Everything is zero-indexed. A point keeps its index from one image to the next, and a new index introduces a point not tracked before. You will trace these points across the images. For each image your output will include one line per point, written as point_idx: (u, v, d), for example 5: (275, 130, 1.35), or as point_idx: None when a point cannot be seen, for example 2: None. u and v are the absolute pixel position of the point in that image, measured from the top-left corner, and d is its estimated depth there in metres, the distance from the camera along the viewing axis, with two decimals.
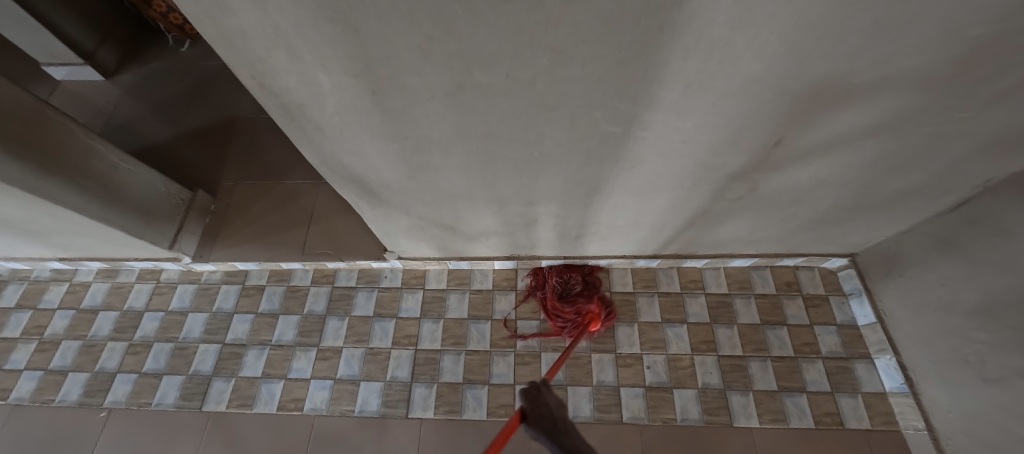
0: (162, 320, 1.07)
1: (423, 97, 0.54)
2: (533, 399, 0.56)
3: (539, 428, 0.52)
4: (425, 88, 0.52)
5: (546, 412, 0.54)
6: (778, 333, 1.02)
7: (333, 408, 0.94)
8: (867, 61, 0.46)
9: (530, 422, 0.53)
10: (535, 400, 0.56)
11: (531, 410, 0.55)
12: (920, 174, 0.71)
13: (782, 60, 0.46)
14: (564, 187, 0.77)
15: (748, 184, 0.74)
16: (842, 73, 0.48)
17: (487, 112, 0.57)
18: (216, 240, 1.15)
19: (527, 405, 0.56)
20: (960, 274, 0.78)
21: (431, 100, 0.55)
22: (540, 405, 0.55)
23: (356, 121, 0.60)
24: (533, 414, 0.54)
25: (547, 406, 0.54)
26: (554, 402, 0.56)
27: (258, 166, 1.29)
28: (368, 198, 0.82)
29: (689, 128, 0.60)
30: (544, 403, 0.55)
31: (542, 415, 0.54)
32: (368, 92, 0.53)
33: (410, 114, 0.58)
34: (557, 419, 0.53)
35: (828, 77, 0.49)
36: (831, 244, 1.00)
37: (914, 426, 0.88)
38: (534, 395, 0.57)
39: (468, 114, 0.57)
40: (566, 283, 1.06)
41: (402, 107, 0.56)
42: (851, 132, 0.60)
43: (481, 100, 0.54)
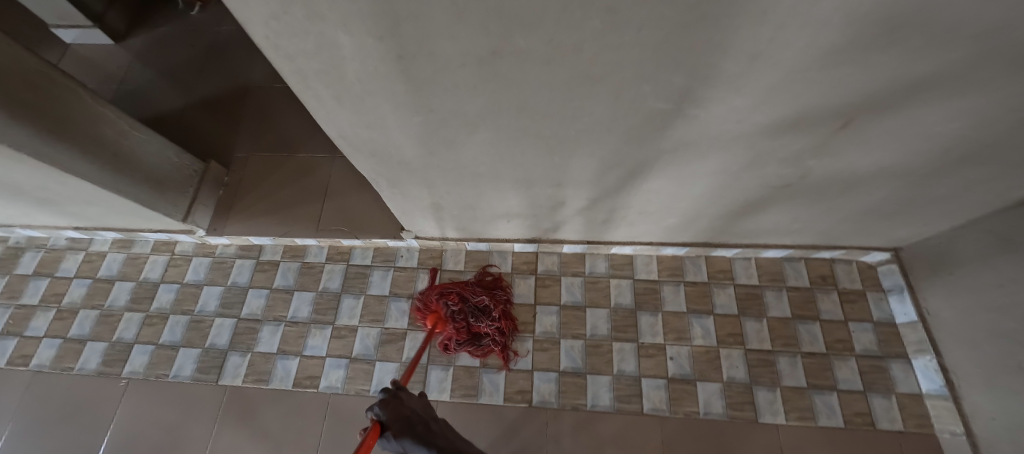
0: (178, 292, 1.06)
1: (453, 64, 0.48)
2: (394, 406, 0.59)
3: (407, 433, 0.57)
4: (457, 53, 0.46)
5: (411, 416, 0.59)
6: (810, 328, 0.97)
7: (349, 387, 0.93)
8: (976, 36, 0.38)
9: (394, 428, 0.57)
10: (396, 405, 0.59)
11: (393, 416, 0.58)
12: (993, 167, 0.63)
13: (875, 34, 0.39)
14: (598, 167, 0.71)
15: (800, 170, 0.68)
16: (943, 49, 0.40)
17: (523, 81, 0.51)
18: (229, 214, 1.12)
19: (387, 413, 0.58)
20: (1018, 274, 0.72)
21: (463, 68, 0.49)
22: (403, 411, 0.59)
23: (378, 90, 0.55)
24: (394, 423, 0.57)
25: (410, 410, 0.59)
26: (416, 403, 0.61)
27: (271, 137, 1.25)
28: (388, 174, 0.77)
29: (748, 107, 0.54)
30: (408, 409, 0.59)
31: (407, 418, 0.58)
32: (392, 57, 0.48)
33: (437, 82, 0.52)
34: (426, 421, 0.59)
35: (922, 53, 0.41)
36: (875, 237, 0.94)
37: (952, 430, 0.84)
38: (394, 402, 0.60)
39: (501, 83, 0.52)
40: (488, 306, 0.94)
41: (429, 75, 0.51)
42: (930, 118, 0.53)
43: (518, 68, 0.49)
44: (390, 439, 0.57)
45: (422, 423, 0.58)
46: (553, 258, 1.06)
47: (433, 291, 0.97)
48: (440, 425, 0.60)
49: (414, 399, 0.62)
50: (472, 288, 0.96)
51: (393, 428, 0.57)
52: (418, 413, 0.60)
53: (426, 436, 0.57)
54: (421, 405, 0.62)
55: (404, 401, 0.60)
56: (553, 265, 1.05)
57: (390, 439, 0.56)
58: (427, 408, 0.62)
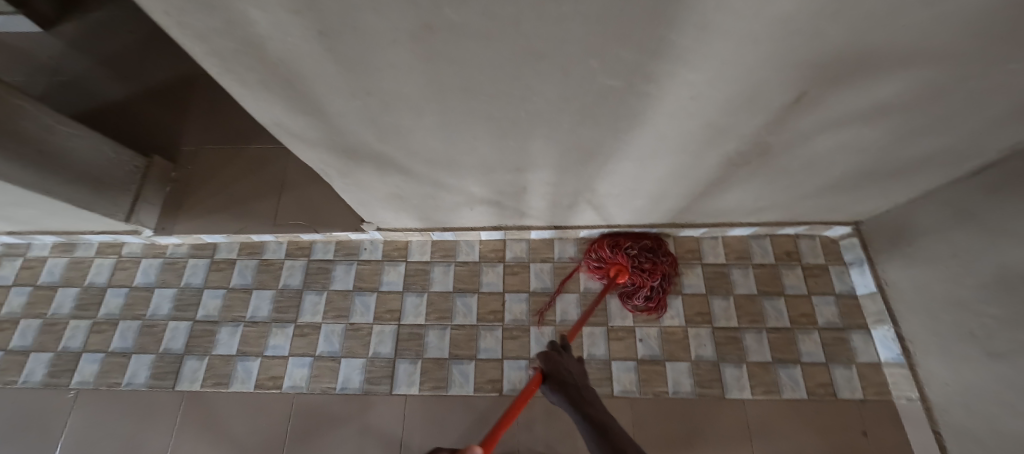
0: (127, 296, 1.00)
1: (381, 42, 0.44)
2: (555, 362, 0.69)
3: (563, 390, 0.67)
4: (382, 29, 0.41)
5: (565, 377, 0.68)
6: (775, 304, 0.98)
7: (314, 386, 0.91)
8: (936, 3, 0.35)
9: (553, 381, 0.68)
10: (556, 364, 0.69)
11: (552, 371, 0.68)
12: (947, 139, 0.63)
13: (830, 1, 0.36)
14: (555, 150, 0.68)
15: (760, 147, 0.66)
16: (901, 19, 0.38)
17: (461, 60, 0.47)
18: (178, 211, 1.05)
19: (548, 366, 0.69)
20: (973, 244, 0.73)
21: (394, 46, 0.44)
22: (561, 369, 0.69)
23: (304, 72, 0.49)
24: (552, 377, 0.68)
25: (569, 374, 0.68)
26: (574, 368, 0.70)
27: (219, 127, 1.17)
28: (334, 164, 0.73)
29: (700, 82, 0.51)
30: (567, 372, 0.69)
31: (562, 378, 0.68)
32: (312, 35, 0.43)
33: (367, 62, 0.48)
34: (578, 385, 0.68)
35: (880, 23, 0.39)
36: (837, 212, 0.95)
37: (907, 396, 0.87)
38: (556, 359, 0.70)
39: (438, 63, 0.47)
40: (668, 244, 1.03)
41: (358, 54, 0.46)
42: (885, 92, 0.51)
43: (453, 46, 0.44)
44: (550, 388, 0.68)
45: (574, 387, 0.67)
46: (522, 245, 1.04)
47: (604, 248, 0.98)
48: (591, 395, 0.67)
49: (573, 363, 0.70)
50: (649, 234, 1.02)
51: (552, 379, 0.68)
52: (573, 377, 0.69)
53: (577, 401, 0.66)
54: (579, 370, 0.70)
55: (562, 361, 0.70)
56: (522, 252, 1.03)
57: (549, 389, 0.67)
58: (582, 374, 0.70)
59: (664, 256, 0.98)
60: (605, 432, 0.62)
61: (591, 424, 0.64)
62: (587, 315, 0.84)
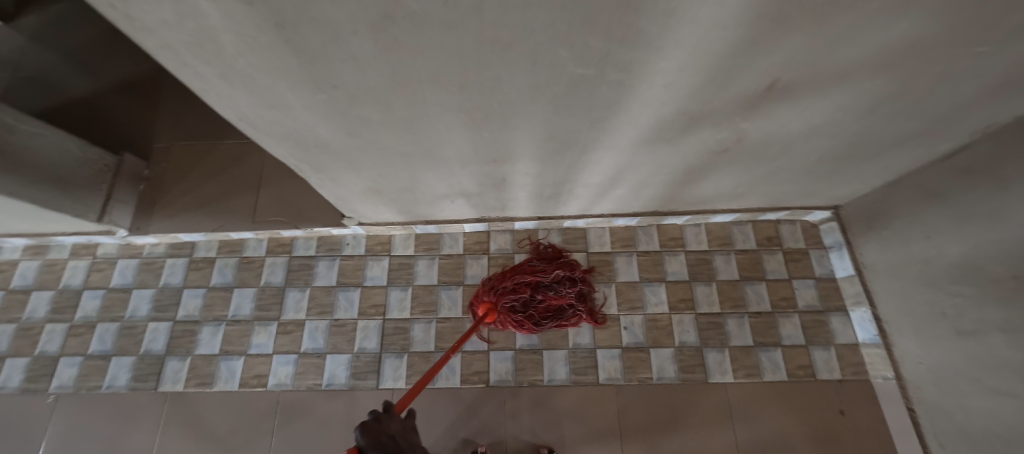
0: (104, 298, 0.98)
1: (340, 34, 0.42)
2: (375, 433, 0.51)
3: None
4: (338, 22, 0.40)
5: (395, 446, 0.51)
6: (757, 289, 1.00)
7: (299, 383, 0.90)
8: None
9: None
10: (378, 431, 0.51)
11: (374, 445, 0.50)
12: (919, 121, 0.63)
13: None
14: (533, 141, 0.68)
15: (736, 134, 0.66)
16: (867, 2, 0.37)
17: (426, 51, 0.45)
18: (154, 209, 1.03)
19: (365, 443, 0.50)
20: (945, 226, 0.74)
21: (355, 38, 0.43)
22: (381, 439, 0.51)
23: (264, 65, 0.48)
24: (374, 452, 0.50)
25: (395, 440, 0.52)
26: (395, 432, 0.53)
27: (194, 122, 1.13)
28: (309, 160, 0.71)
29: (672, 70, 0.50)
30: (394, 438, 0.52)
31: (388, 450, 0.51)
32: (265, 29, 0.41)
33: (329, 55, 0.46)
34: (406, 451, 0.52)
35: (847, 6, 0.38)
36: (817, 197, 0.95)
37: (883, 375, 0.90)
38: (375, 429, 0.52)
39: (402, 54, 0.46)
40: (562, 280, 0.93)
41: (318, 46, 0.44)
42: (855, 75, 0.51)
43: (415, 37, 0.43)
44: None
45: (405, 453, 0.52)
46: (506, 236, 1.03)
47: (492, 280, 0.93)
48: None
49: (397, 425, 0.54)
50: (540, 267, 0.93)
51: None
52: (399, 443, 0.53)
53: None
54: (405, 432, 0.55)
55: (385, 427, 0.52)
56: (506, 243, 1.03)
57: None
58: (406, 436, 0.55)
59: (544, 297, 0.90)
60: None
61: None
62: (433, 372, 0.73)
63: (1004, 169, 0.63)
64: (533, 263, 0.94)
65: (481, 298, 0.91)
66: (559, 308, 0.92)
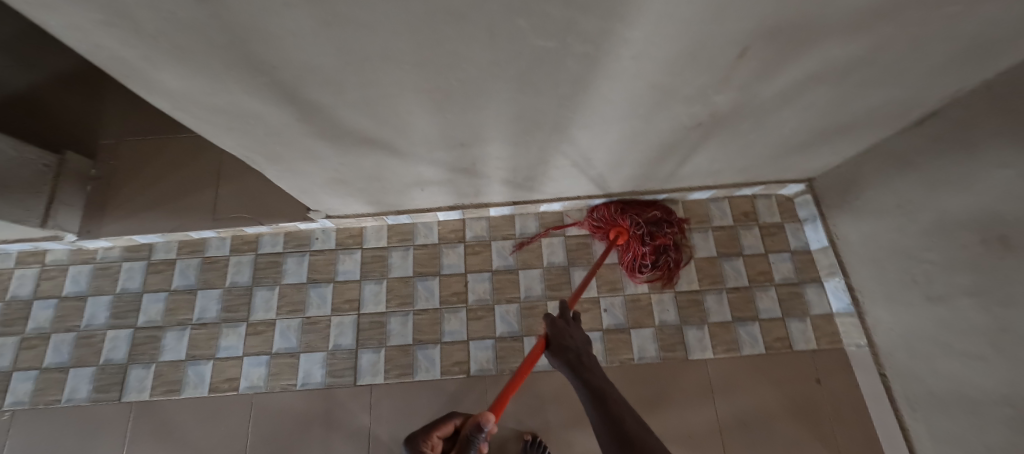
0: (57, 308, 0.92)
1: (267, 15, 0.37)
2: (560, 329, 0.68)
3: (561, 354, 0.65)
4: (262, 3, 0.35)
5: (568, 342, 0.66)
6: (734, 264, 1.00)
7: (273, 384, 0.87)
8: None
9: (556, 346, 0.66)
10: (561, 329, 0.68)
11: (557, 337, 0.67)
12: (891, 89, 0.62)
13: None
14: (499, 121, 0.64)
15: (710, 107, 0.64)
16: None
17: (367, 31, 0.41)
18: (104, 212, 0.96)
19: (552, 332, 0.68)
20: (917, 195, 0.74)
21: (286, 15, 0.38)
22: (563, 335, 0.67)
23: (185, 50, 0.41)
24: (555, 341, 0.67)
25: (571, 339, 0.66)
26: (578, 335, 0.68)
27: (144, 116, 1.05)
28: (259, 149, 0.66)
29: (641, 40, 0.46)
30: (570, 337, 0.67)
31: (564, 344, 0.66)
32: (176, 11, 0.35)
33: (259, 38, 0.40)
34: (580, 351, 0.65)
35: None
36: (792, 170, 0.95)
37: (856, 343, 0.92)
38: (561, 327, 0.68)
39: (343, 33, 0.41)
40: (659, 222, 0.97)
41: (245, 28, 0.39)
42: (830, 42, 0.49)
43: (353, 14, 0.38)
44: (552, 354, 0.66)
45: (573, 352, 0.65)
46: (482, 223, 1.01)
47: (608, 209, 0.98)
48: (588, 360, 0.64)
49: (578, 331, 0.68)
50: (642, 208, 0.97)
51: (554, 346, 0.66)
52: (577, 343, 0.67)
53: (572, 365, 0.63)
54: (584, 339, 0.68)
55: (566, 329, 0.68)
56: (482, 230, 1.00)
57: (552, 352, 0.66)
58: (587, 342, 0.68)
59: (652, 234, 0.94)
60: (601, 397, 0.59)
61: (589, 391, 0.60)
62: (586, 286, 0.79)
63: (980, 136, 0.63)
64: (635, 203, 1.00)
65: (615, 219, 0.95)
66: (656, 250, 0.95)
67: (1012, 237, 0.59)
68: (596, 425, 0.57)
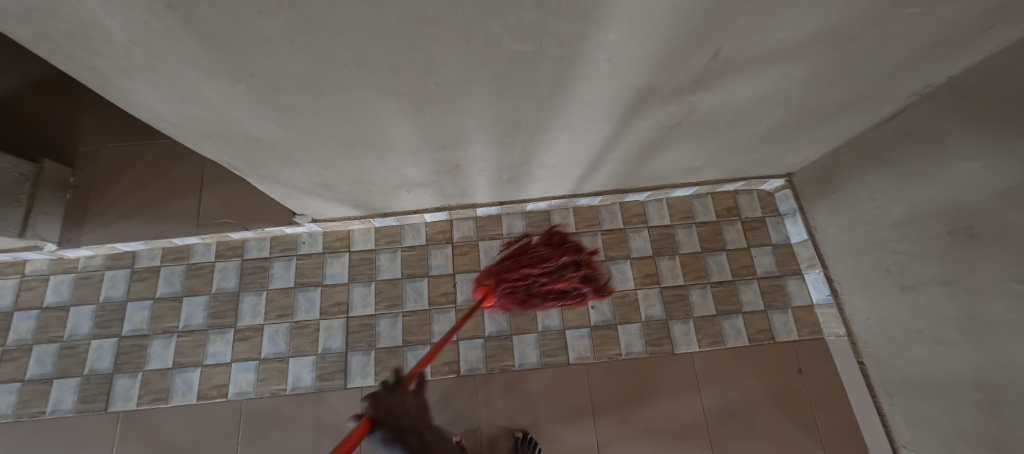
0: (39, 318, 0.91)
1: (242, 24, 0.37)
2: (389, 406, 0.55)
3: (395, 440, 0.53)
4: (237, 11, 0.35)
5: (400, 421, 0.55)
6: (717, 259, 1.02)
7: (262, 389, 0.87)
8: None
9: (386, 431, 0.53)
10: (390, 407, 0.55)
11: (387, 418, 0.54)
12: (861, 86, 0.64)
13: None
14: (481, 123, 0.64)
15: (687, 106, 0.65)
16: None
17: (344, 38, 0.41)
18: (85, 220, 0.95)
19: (380, 413, 0.54)
20: (889, 188, 0.76)
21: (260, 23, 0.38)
22: (392, 412, 0.55)
23: (159, 59, 0.41)
24: (384, 425, 0.54)
25: (406, 415, 0.56)
26: (410, 404, 0.58)
27: (124, 122, 1.04)
28: (240, 155, 0.65)
29: (614, 43, 0.47)
30: (403, 414, 0.56)
31: (399, 424, 0.55)
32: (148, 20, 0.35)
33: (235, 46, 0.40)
34: (414, 427, 0.56)
35: None
36: (772, 166, 0.97)
37: (836, 332, 0.95)
38: (388, 401, 0.56)
39: (319, 40, 0.41)
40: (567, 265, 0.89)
41: (220, 36, 0.39)
42: (797, 42, 0.50)
43: (327, 22, 0.38)
44: (380, 442, 0.53)
45: (413, 432, 0.55)
46: (469, 224, 1.01)
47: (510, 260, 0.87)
48: (428, 433, 0.57)
49: (409, 399, 0.58)
50: (546, 254, 0.87)
51: (384, 431, 0.53)
52: (410, 416, 0.57)
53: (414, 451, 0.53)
54: (416, 404, 0.59)
55: (397, 402, 0.56)
56: (469, 231, 1.01)
57: (380, 442, 0.53)
58: (418, 406, 0.59)
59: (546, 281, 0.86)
60: None
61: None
62: (445, 341, 0.69)
63: (947, 130, 0.65)
64: (537, 249, 0.88)
65: (481, 281, 0.88)
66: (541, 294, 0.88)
67: (977, 227, 0.62)
68: None
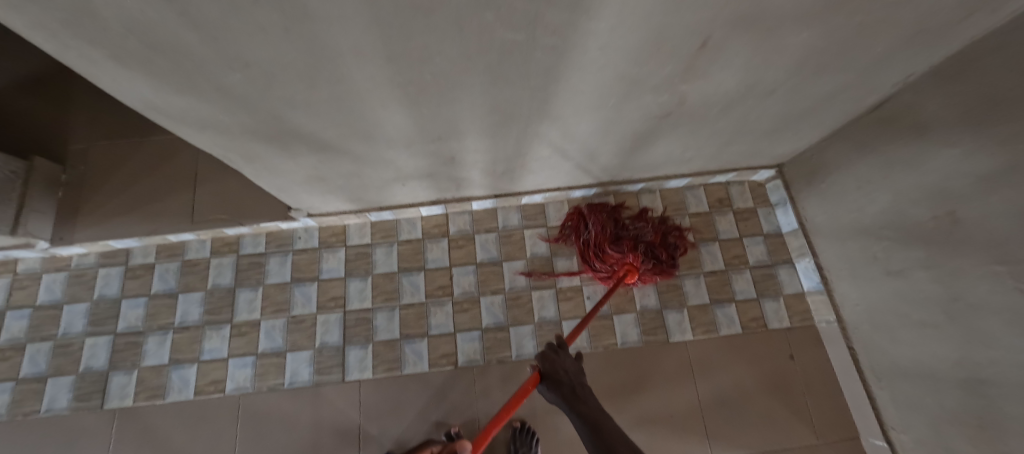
0: (32, 317, 0.90)
1: (233, 14, 0.37)
2: (552, 362, 0.72)
3: (554, 386, 0.70)
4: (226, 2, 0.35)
5: (560, 374, 0.71)
6: (710, 249, 1.03)
7: (260, 384, 0.87)
8: None
9: (548, 382, 0.70)
10: (552, 363, 0.72)
11: (550, 372, 0.71)
12: (846, 75, 0.65)
13: None
14: (474, 114, 0.65)
15: (677, 96, 0.66)
16: None
17: (334, 29, 0.41)
18: (77, 217, 0.94)
19: (544, 366, 0.72)
20: (874, 176, 0.78)
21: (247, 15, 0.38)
22: (557, 367, 0.71)
23: (149, 49, 0.41)
24: (549, 374, 0.71)
25: (565, 373, 0.71)
26: (570, 367, 0.72)
27: (116, 120, 1.03)
28: (235, 148, 0.65)
29: (605, 31, 0.47)
30: (563, 371, 0.71)
31: (559, 379, 0.70)
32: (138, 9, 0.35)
33: (226, 36, 0.40)
34: (572, 383, 0.70)
35: None
36: (761, 157, 0.98)
37: (826, 319, 0.96)
38: (552, 358, 0.73)
39: (309, 31, 0.41)
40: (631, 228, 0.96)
41: (211, 26, 0.38)
42: (785, 30, 0.51)
43: (316, 13, 0.38)
44: (547, 388, 0.70)
45: (569, 386, 0.69)
46: (465, 217, 1.02)
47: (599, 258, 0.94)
48: (585, 392, 0.69)
49: (569, 362, 0.72)
50: (591, 234, 0.96)
51: (549, 383, 0.70)
52: (570, 375, 0.71)
53: (567, 396, 0.68)
54: (577, 368, 0.72)
55: (559, 361, 0.72)
56: (465, 225, 1.02)
57: (546, 385, 0.70)
58: (578, 371, 0.72)
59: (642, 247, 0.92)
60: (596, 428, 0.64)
61: (583, 421, 0.65)
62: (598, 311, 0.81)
63: (929, 117, 0.67)
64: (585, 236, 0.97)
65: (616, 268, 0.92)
66: (654, 249, 0.95)
67: (960, 212, 0.63)
68: (584, 438, 0.66)
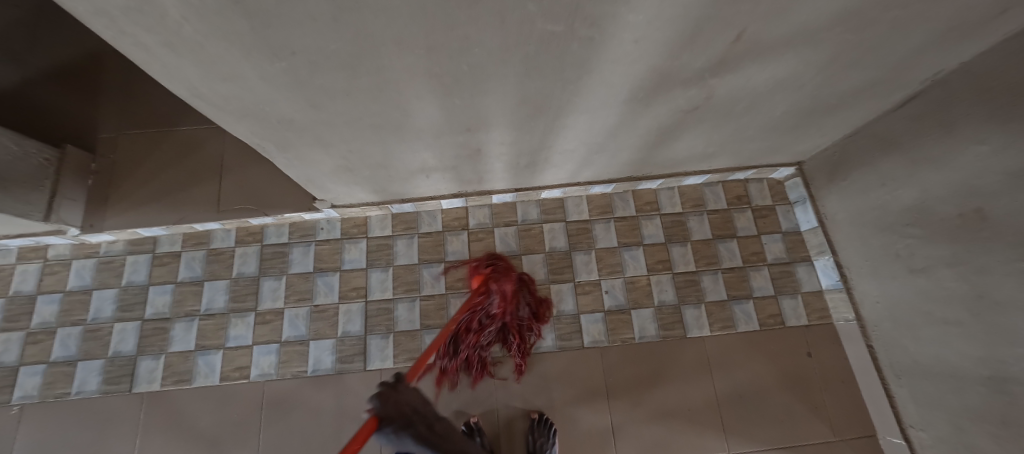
0: (62, 302, 0.92)
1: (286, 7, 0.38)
2: (394, 403, 0.55)
3: (405, 433, 0.54)
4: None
5: (406, 413, 0.55)
6: (728, 246, 1.04)
7: (283, 372, 0.89)
8: None
9: (395, 425, 0.53)
10: (397, 403, 0.55)
11: (394, 414, 0.54)
12: (876, 71, 0.66)
13: None
14: (505, 106, 0.66)
15: (705, 90, 0.67)
16: None
17: (379, 22, 0.42)
18: (106, 205, 0.96)
19: (385, 411, 0.54)
20: (899, 173, 0.78)
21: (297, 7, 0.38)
22: (403, 409, 0.55)
23: (200, 39, 0.42)
24: (392, 421, 0.53)
25: (412, 408, 0.56)
26: (415, 399, 0.57)
27: (143, 110, 1.05)
28: (271, 137, 0.67)
29: (641, 23, 0.47)
30: (409, 406, 0.56)
31: (408, 417, 0.55)
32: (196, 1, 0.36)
33: (277, 28, 0.41)
34: (426, 419, 0.57)
35: None
36: (782, 154, 0.99)
37: (845, 317, 0.96)
38: (394, 398, 0.55)
39: (355, 23, 0.41)
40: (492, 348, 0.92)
41: (262, 19, 0.39)
42: (818, 24, 0.51)
43: (364, 7, 0.39)
44: (391, 437, 0.53)
45: (425, 424, 0.56)
46: (484, 211, 1.03)
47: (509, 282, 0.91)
48: (436, 421, 0.58)
49: (412, 394, 0.57)
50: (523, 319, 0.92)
51: (393, 428, 0.53)
52: (416, 409, 0.57)
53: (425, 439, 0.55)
54: (419, 398, 0.58)
55: (404, 395, 0.57)
56: (485, 218, 1.03)
57: (390, 436, 0.53)
58: (423, 400, 0.59)
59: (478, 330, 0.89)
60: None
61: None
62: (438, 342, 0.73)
63: (958, 114, 0.66)
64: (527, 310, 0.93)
65: (484, 272, 0.92)
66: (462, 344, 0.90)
67: (987, 209, 0.63)
68: None
